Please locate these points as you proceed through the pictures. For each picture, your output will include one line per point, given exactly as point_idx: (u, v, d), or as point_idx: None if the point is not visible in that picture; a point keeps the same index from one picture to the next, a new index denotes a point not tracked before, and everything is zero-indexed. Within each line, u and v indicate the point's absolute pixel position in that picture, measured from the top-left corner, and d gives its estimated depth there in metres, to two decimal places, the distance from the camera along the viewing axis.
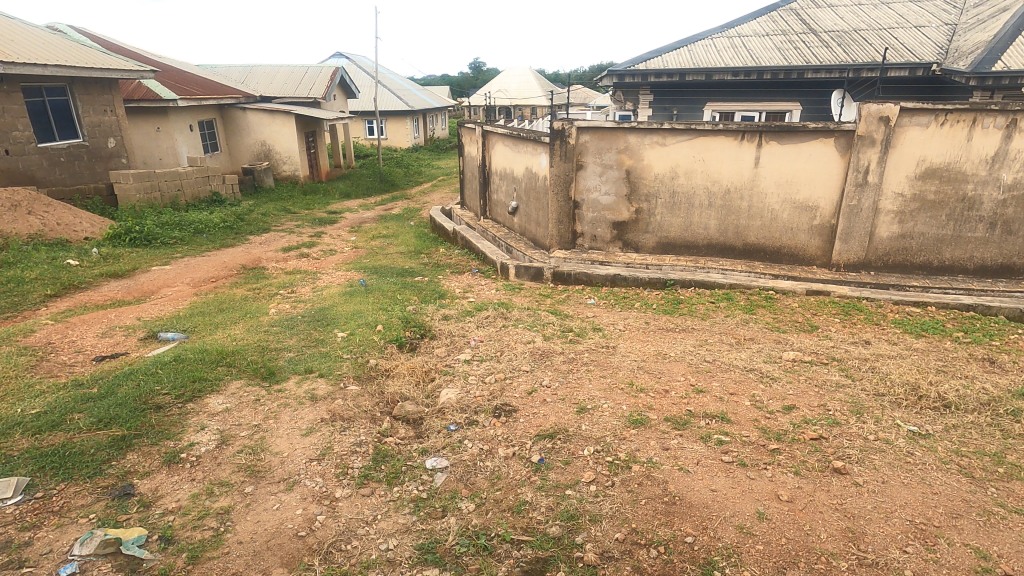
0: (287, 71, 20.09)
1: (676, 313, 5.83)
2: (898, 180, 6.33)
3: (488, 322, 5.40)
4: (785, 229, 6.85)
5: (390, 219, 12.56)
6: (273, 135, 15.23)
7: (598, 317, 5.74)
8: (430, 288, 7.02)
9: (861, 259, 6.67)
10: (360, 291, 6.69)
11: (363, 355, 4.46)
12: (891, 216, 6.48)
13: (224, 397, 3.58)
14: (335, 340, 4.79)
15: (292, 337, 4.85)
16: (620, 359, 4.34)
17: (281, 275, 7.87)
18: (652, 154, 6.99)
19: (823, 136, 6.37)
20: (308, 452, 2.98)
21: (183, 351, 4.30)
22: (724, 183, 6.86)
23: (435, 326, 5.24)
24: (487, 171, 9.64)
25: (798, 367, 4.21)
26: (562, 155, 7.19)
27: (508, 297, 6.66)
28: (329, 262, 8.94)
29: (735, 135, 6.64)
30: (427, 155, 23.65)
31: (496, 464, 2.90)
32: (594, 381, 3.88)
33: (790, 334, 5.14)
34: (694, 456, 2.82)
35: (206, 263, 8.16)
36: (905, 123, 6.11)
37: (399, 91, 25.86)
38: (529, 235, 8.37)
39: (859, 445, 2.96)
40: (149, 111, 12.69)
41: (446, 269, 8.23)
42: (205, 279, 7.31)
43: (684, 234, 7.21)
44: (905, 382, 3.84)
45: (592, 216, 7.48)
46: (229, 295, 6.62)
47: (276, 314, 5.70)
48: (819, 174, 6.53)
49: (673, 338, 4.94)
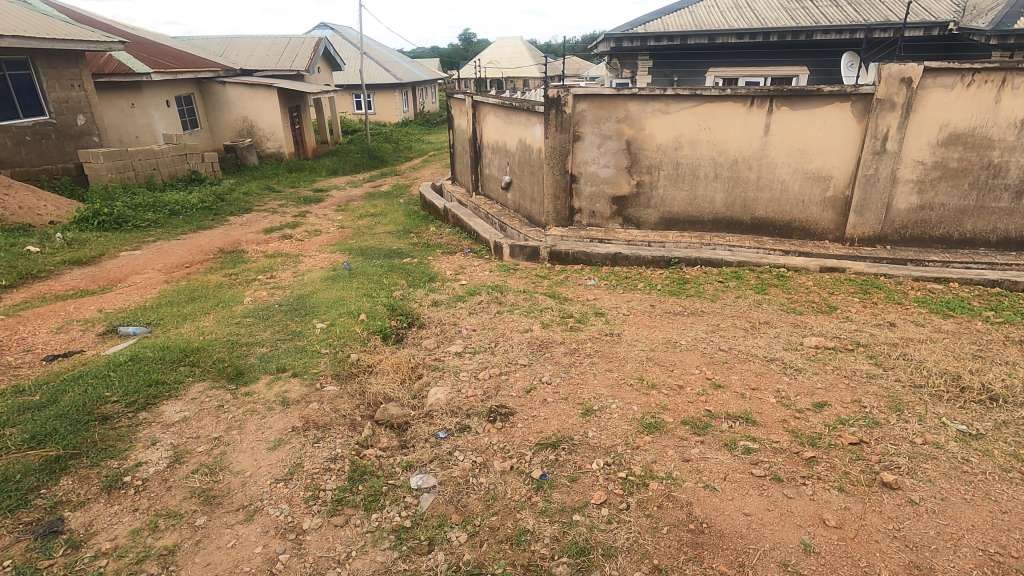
0: (268, 42, 19.23)
1: (683, 294, 5.44)
2: (918, 146, 5.89)
3: (481, 309, 5.01)
4: (796, 201, 6.42)
5: (378, 196, 12.01)
6: (254, 110, 14.54)
7: (599, 301, 5.36)
8: (419, 270, 6.58)
9: (877, 233, 6.27)
10: (344, 275, 6.25)
11: (343, 349, 4.05)
12: (909, 186, 6.06)
13: (183, 404, 3.16)
14: (314, 332, 4.38)
15: (266, 329, 4.44)
16: (626, 350, 3.95)
17: (261, 259, 7.41)
18: (655, 123, 6.50)
19: (839, 100, 5.90)
20: (275, 470, 2.59)
21: (142, 349, 3.88)
22: (732, 154, 6.40)
23: (424, 313, 4.85)
24: (479, 145, 9.11)
25: (822, 355, 3.84)
26: (557, 126, 6.69)
27: (503, 280, 6.24)
28: (313, 243, 8.46)
29: (743, 101, 6.16)
30: (417, 130, 22.90)
31: (491, 481, 2.52)
32: (600, 376, 3.50)
33: (808, 316, 4.78)
34: (720, 469, 2.44)
35: (181, 247, 7.68)
36: (929, 84, 5.65)
37: (386, 63, 24.91)
38: (524, 212, 7.92)
39: (907, 451, 2.59)
40: (121, 87, 12.00)
41: (437, 249, 7.77)
42: (178, 265, 6.84)
43: (688, 208, 6.76)
44: (944, 371, 3.47)
45: (590, 190, 7.01)
46: (203, 283, 6.15)
47: (251, 303, 5.28)
48: (834, 142, 6.06)
49: (683, 324, 4.55)
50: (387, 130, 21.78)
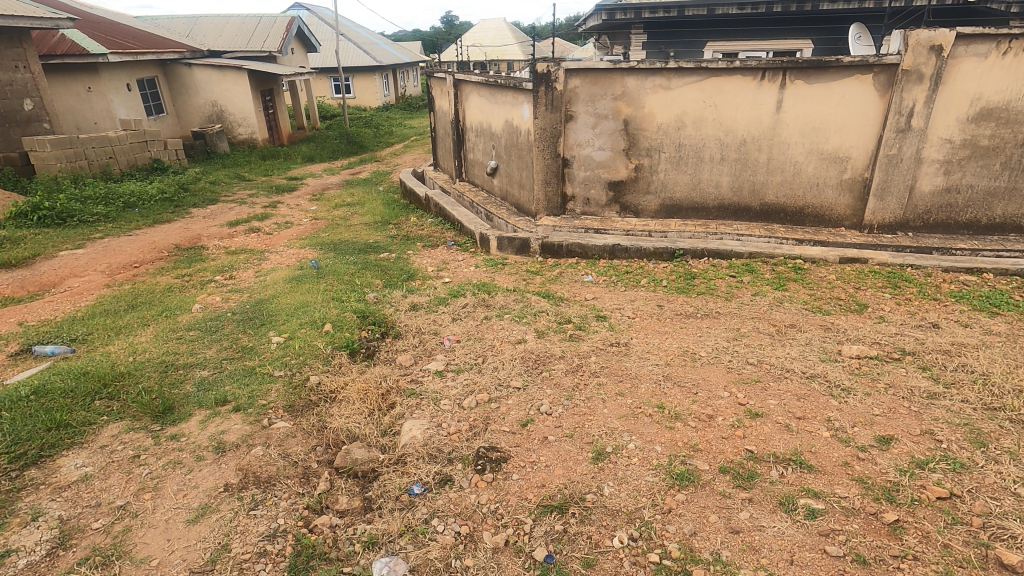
0: (237, 22, 18.14)
1: (693, 291, 4.85)
2: (946, 123, 5.31)
3: (466, 314, 4.38)
4: (810, 184, 5.82)
5: (355, 184, 11.26)
6: (222, 93, 13.61)
7: (599, 300, 4.75)
8: (397, 267, 5.91)
9: (898, 218, 5.71)
10: (311, 275, 5.56)
11: (301, 371, 3.40)
12: (935, 166, 5.48)
13: (88, 456, 2.50)
14: (268, 348, 3.71)
15: (212, 346, 3.76)
16: (638, 365, 3.34)
17: (221, 256, 6.69)
18: (655, 100, 5.84)
19: (860, 72, 5.29)
20: (191, 558, 1.97)
21: (53, 375, 3.19)
22: (740, 133, 5.78)
23: (400, 321, 4.22)
24: (462, 127, 8.39)
25: (867, 368, 3.25)
26: (547, 104, 6.01)
27: (490, 277, 5.61)
28: (281, 237, 7.73)
29: (754, 74, 5.52)
30: (399, 114, 21.95)
31: (480, 567, 1.94)
32: (610, 403, 2.88)
33: (837, 317, 4.21)
34: (782, 546, 1.91)
35: (131, 244, 6.92)
36: (960, 53, 5.06)
37: (364, 45, 23.80)
38: (511, 200, 7.26)
39: (1014, 508, 2.03)
40: (76, 69, 11.01)
41: (417, 242, 7.10)
42: (125, 265, 6.09)
43: (692, 194, 6.14)
44: (1019, 389, 2.92)
45: (584, 175, 6.35)
46: (149, 286, 5.43)
47: (201, 310, 4.59)
48: (853, 118, 5.46)
49: (697, 329, 3.96)
50: (366, 114, 20.83)
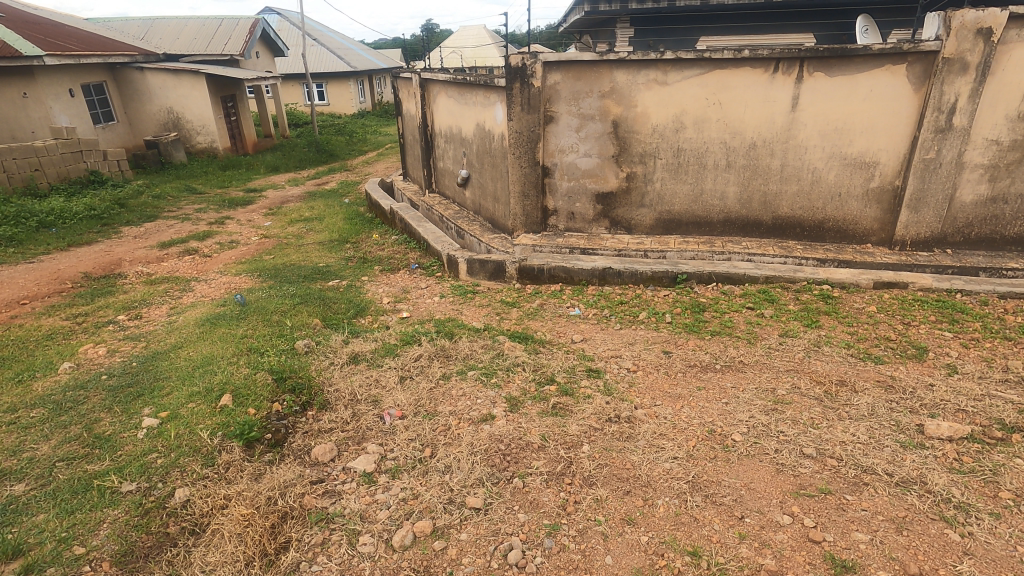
0: (197, 24, 16.96)
1: (705, 329, 3.91)
2: (993, 122, 4.41)
3: (418, 371, 3.33)
4: (832, 194, 4.87)
5: (317, 196, 10.18)
6: (175, 100, 12.45)
7: (591, 344, 3.77)
8: (345, 298, 4.87)
9: (936, 233, 4.76)
10: (233, 313, 4.48)
11: (160, 480, 2.34)
12: (979, 172, 4.56)
13: None
14: (132, 438, 2.64)
15: (49, 437, 2.67)
16: (649, 461, 2.34)
17: (137, 286, 5.58)
18: (649, 98, 4.89)
19: (892, 61, 4.38)
20: None
21: None
22: (749, 136, 4.84)
23: (330, 383, 3.17)
24: (431, 132, 7.39)
25: (969, 462, 2.30)
26: (522, 104, 5.04)
27: (457, 310, 4.61)
28: (218, 261, 6.65)
29: (766, 65, 4.60)
30: (374, 121, 20.83)
31: None
32: (615, 544, 1.94)
33: (895, 367, 3.27)
34: None
35: (30, 274, 5.79)
36: (1012, 38, 4.18)
37: (336, 49, 22.68)
38: (485, 214, 6.24)
39: None
40: (7, 73, 9.58)
41: (375, 265, 6.06)
42: (9, 303, 4.98)
43: (693, 206, 5.18)
44: None
45: (567, 186, 5.37)
46: (26, 331, 4.32)
47: (71, 371, 3.50)
48: (884, 117, 4.54)
49: (722, 393, 2.97)
50: (338, 121, 19.70)
